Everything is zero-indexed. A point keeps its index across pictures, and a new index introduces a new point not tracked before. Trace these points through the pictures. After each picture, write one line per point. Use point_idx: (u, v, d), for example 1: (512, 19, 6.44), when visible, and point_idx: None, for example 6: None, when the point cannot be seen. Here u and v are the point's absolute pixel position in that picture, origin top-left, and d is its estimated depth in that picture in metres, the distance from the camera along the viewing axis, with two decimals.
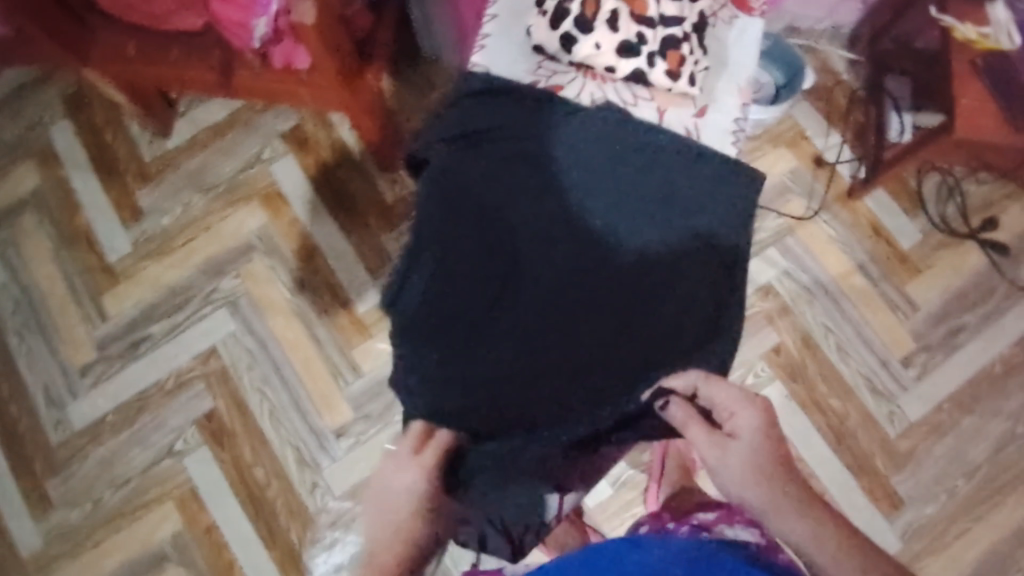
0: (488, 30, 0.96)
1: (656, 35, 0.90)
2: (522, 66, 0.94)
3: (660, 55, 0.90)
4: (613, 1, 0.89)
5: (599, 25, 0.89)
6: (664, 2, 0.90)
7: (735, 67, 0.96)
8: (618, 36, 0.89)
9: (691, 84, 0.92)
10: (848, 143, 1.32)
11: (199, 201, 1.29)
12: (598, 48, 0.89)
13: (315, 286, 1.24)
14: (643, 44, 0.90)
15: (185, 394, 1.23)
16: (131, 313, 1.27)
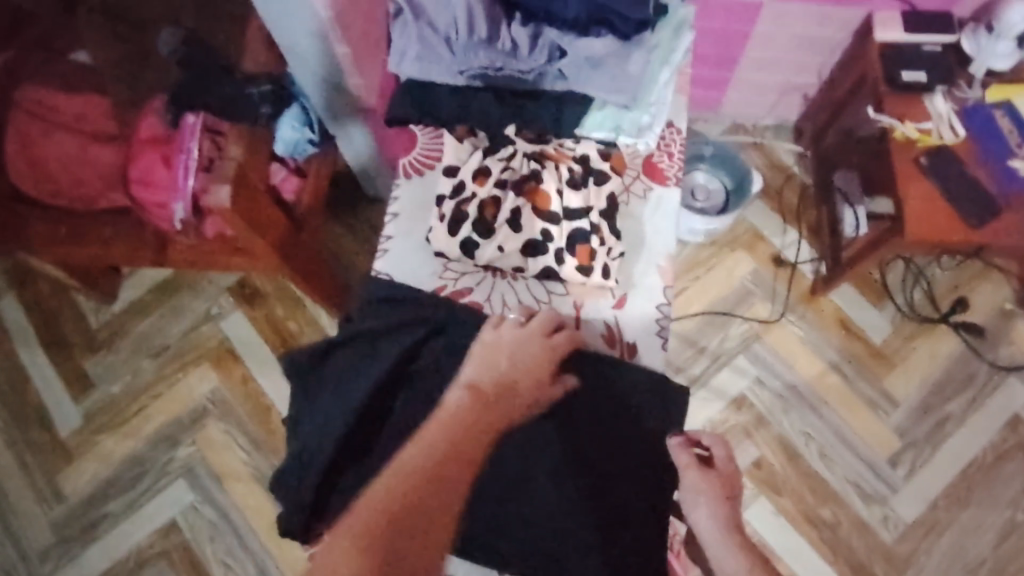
0: (391, 232, 0.91)
1: (562, 230, 0.87)
2: (427, 269, 0.89)
3: (568, 250, 0.86)
4: (512, 201, 0.86)
5: (500, 226, 0.86)
6: (566, 195, 0.87)
7: (653, 244, 0.90)
8: (521, 235, 0.86)
9: (604, 275, 0.87)
10: (805, 239, 1.30)
11: (150, 366, 1.28)
12: (501, 251, 0.85)
13: (270, 444, 1.23)
14: (548, 240, 0.86)
15: (148, 572, 1.18)
16: (87, 490, 1.23)
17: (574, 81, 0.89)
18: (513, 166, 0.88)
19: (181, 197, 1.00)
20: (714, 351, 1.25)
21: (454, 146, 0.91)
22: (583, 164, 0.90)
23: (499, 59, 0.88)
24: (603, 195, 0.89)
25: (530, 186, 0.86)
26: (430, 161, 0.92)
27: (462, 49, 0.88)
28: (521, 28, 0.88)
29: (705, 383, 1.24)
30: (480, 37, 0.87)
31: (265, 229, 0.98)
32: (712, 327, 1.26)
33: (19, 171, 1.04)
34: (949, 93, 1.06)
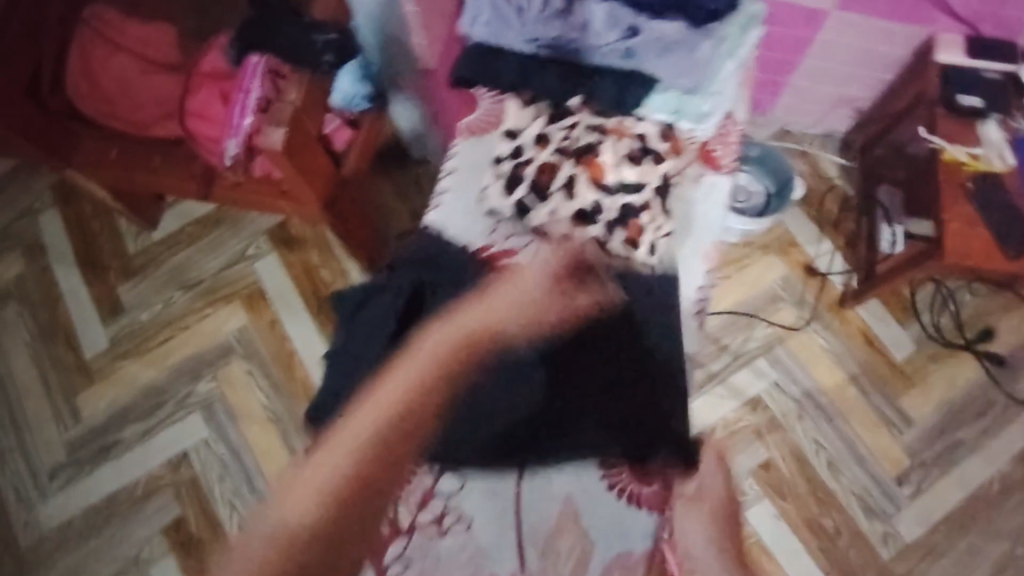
0: (444, 189, 0.92)
1: (615, 203, 0.88)
2: (474, 229, 0.90)
3: (616, 224, 0.87)
4: (569, 168, 0.88)
5: (554, 192, 0.88)
6: (621, 168, 0.88)
7: (701, 230, 0.91)
8: (574, 202, 0.87)
9: (650, 253, 0.87)
10: (839, 251, 1.30)
11: (181, 299, 1.30)
12: (553, 214, 0.88)
13: (291, 389, 1.25)
14: (598, 212, 0.87)
15: (153, 503, 1.20)
16: (105, 414, 1.25)
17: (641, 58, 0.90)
18: (572, 136, 0.90)
19: (234, 133, 1.00)
20: (735, 350, 1.26)
21: (517, 111, 0.93)
22: (642, 144, 0.90)
23: (570, 32, 0.91)
24: (657, 174, 0.89)
25: (588, 158, 0.88)
26: (490, 124, 0.93)
27: (533, 20, 0.91)
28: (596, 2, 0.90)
29: (723, 381, 1.25)
30: (557, 8, 0.91)
31: (309, 176, 0.99)
32: (736, 328, 1.27)
33: (78, 89, 1.06)
34: (1004, 122, 1.06)
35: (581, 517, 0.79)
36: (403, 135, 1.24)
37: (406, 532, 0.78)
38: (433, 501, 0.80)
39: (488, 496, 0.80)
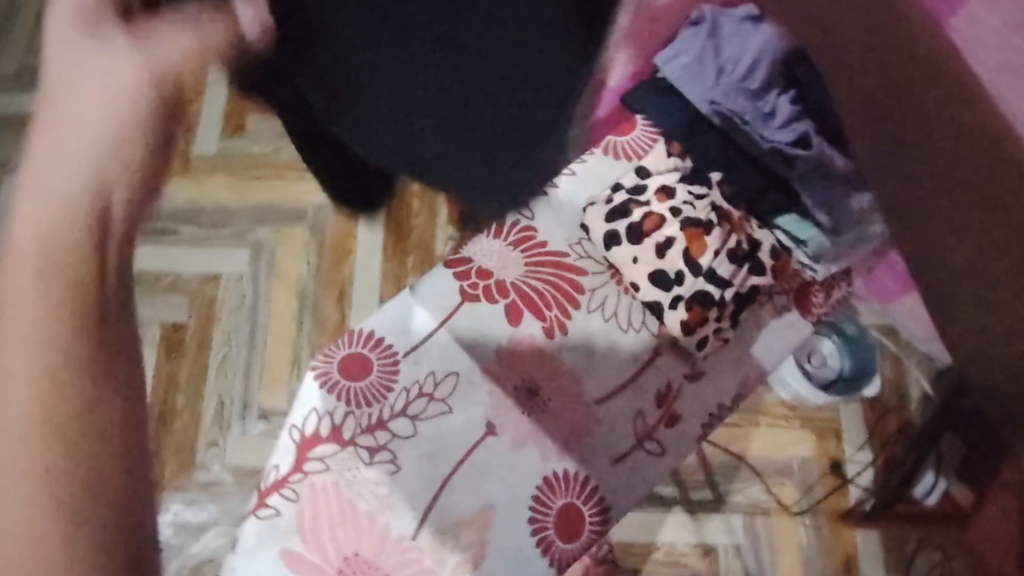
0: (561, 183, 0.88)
1: (694, 282, 0.84)
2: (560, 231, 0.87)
3: (687, 301, 0.82)
4: (671, 231, 0.85)
5: (649, 242, 0.85)
6: (720, 259, 0.84)
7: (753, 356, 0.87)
8: (660, 260, 0.84)
9: (698, 344, 0.83)
10: (873, 468, 1.20)
11: (290, 152, 1.36)
12: (633, 261, 0.84)
13: (332, 280, 1.29)
14: (676, 282, 0.84)
15: (168, 296, 1.28)
16: (174, 204, 1.33)
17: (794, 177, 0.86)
18: (693, 208, 0.85)
19: None
20: (722, 493, 1.19)
21: (660, 155, 0.88)
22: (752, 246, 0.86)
23: (749, 112, 0.86)
24: (746, 283, 0.85)
25: (696, 228, 0.84)
26: (636, 154, 0.89)
27: (728, 85, 0.87)
28: (782, 97, 0.86)
29: (693, 514, 1.18)
30: (749, 88, 0.86)
31: None
32: (733, 474, 1.20)
33: None
34: None
35: (490, 526, 0.76)
36: None
37: (343, 442, 0.76)
38: (381, 432, 0.77)
39: (428, 457, 0.77)
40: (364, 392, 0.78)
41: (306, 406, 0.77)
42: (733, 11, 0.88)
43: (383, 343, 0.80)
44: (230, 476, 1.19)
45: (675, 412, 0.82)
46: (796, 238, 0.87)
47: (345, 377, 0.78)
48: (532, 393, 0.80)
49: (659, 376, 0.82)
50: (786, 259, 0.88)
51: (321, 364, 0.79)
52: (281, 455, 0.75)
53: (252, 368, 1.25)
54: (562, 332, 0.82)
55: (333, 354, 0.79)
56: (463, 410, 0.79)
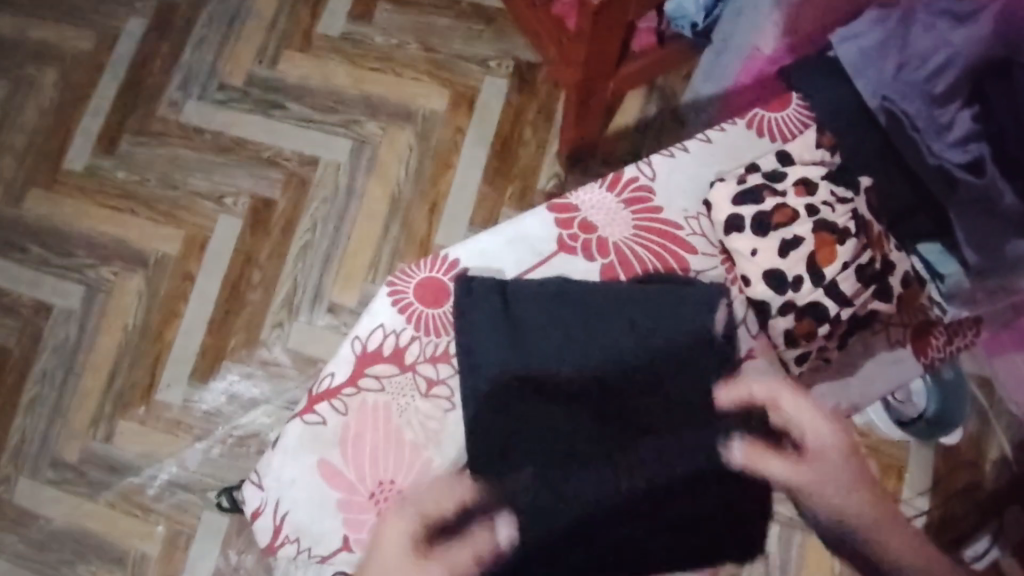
0: (690, 147, 0.77)
1: (812, 292, 0.66)
2: (680, 199, 0.76)
3: (797, 311, 0.67)
4: (799, 230, 0.66)
5: (773, 238, 0.67)
6: (847, 275, 0.66)
7: (851, 385, 0.74)
8: (780, 262, 0.67)
9: (795, 358, 0.71)
10: (927, 518, 1.15)
11: (412, 50, 1.32)
12: (751, 256, 0.67)
13: (427, 190, 1.26)
14: (793, 287, 0.67)
15: (264, 171, 1.28)
16: (289, 81, 1.32)
17: (949, 206, 0.67)
18: (833, 209, 0.66)
19: None
20: None
21: (807, 142, 0.72)
22: (885, 268, 0.68)
23: (917, 117, 0.68)
24: (865, 307, 0.68)
25: (830, 233, 0.66)
26: (786, 135, 0.76)
27: (910, 79, 0.69)
28: (965, 112, 0.68)
29: None
30: (927, 93, 0.69)
31: (592, 49, 0.96)
32: None
33: None
34: None
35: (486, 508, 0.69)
36: (705, 57, 1.12)
37: (404, 365, 0.74)
38: (443, 365, 0.74)
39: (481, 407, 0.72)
40: (442, 318, 0.76)
41: (375, 319, 0.75)
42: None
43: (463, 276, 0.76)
44: (289, 362, 1.21)
45: None
46: (934, 270, 0.70)
47: (420, 302, 0.75)
48: None
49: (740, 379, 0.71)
50: (917, 292, 0.71)
51: (396, 283, 0.76)
52: (339, 363, 0.74)
53: (330, 261, 1.24)
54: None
55: (410, 278, 0.76)
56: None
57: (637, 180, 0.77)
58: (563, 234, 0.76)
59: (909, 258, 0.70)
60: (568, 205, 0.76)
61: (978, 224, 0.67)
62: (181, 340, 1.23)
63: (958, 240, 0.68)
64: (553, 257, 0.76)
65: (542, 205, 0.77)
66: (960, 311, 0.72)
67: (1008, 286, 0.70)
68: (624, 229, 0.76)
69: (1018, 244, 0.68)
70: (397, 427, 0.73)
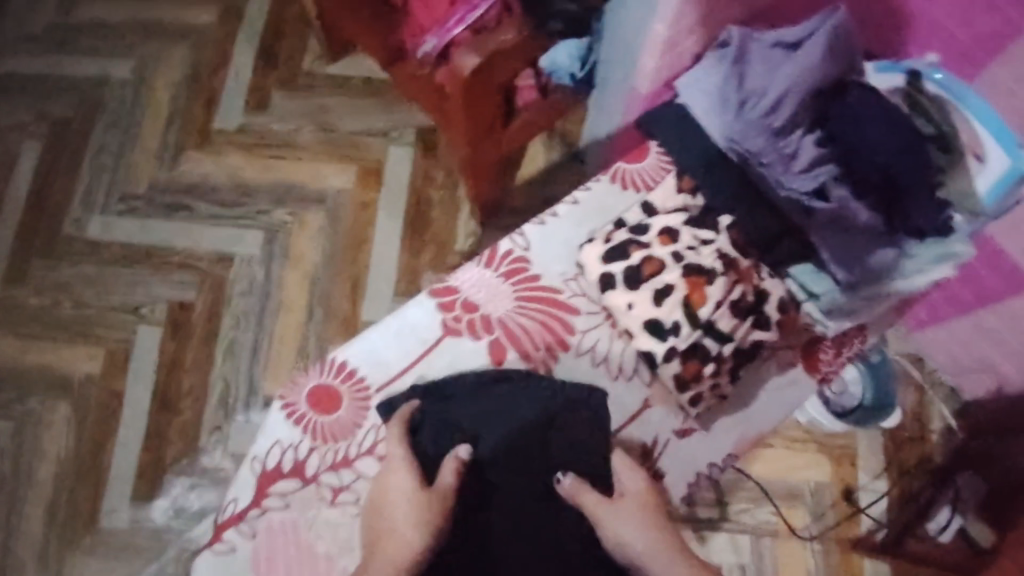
0: (560, 211, 0.79)
1: (690, 334, 0.71)
2: (557, 263, 0.78)
3: (681, 353, 0.71)
4: (668, 276, 0.72)
5: (644, 289, 0.72)
6: (721, 313, 0.71)
7: (750, 415, 0.77)
8: (654, 310, 0.71)
9: (690, 401, 0.73)
10: (887, 498, 1.18)
11: (312, 132, 1.33)
12: (628, 308, 0.72)
13: (344, 268, 1.27)
14: (674, 333, 0.71)
15: (178, 276, 1.28)
16: (193, 181, 1.33)
17: (812, 231, 0.69)
18: (697, 252, 0.72)
19: (440, 33, 0.97)
20: (727, 512, 1.17)
21: (669, 190, 0.75)
22: (759, 297, 0.72)
23: (762, 153, 0.68)
24: (748, 339, 0.72)
25: (698, 275, 0.71)
26: (647, 184, 0.78)
27: (748, 119, 0.69)
28: (808, 138, 0.68)
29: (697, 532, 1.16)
30: (769, 126, 0.68)
31: (472, 114, 0.99)
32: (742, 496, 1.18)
33: None
34: None
35: None
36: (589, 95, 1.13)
37: (306, 479, 0.73)
38: (345, 471, 0.74)
39: None
40: (333, 426, 0.75)
41: (269, 439, 0.74)
42: (770, 31, 0.71)
43: (356, 376, 0.76)
44: (231, 464, 1.20)
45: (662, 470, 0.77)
46: (807, 289, 0.73)
47: (314, 412, 0.75)
48: None
49: (647, 430, 0.76)
50: (794, 315, 0.74)
51: (287, 395, 0.75)
52: (240, 489, 0.73)
53: (259, 354, 1.24)
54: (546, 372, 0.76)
55: (301, 387, 0.75)
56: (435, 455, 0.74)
57: (513, 252, 0.78)
58: (447, 318, 0.77)
59: (783, 282, 0.73)
60: (449, 288, 0.77)
61: (839, 243, 0.69)
62: (118, 459, 1.21)
63: (826, 258, 0.70)
64: (441, 341, 0.76)
65: (425, 293, 0.78)
66: (842, 323, 0.75)
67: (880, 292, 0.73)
68: (506, 302, 0.77)
69: (883, 252, 0.69)
70: (311, 544, 0.72)
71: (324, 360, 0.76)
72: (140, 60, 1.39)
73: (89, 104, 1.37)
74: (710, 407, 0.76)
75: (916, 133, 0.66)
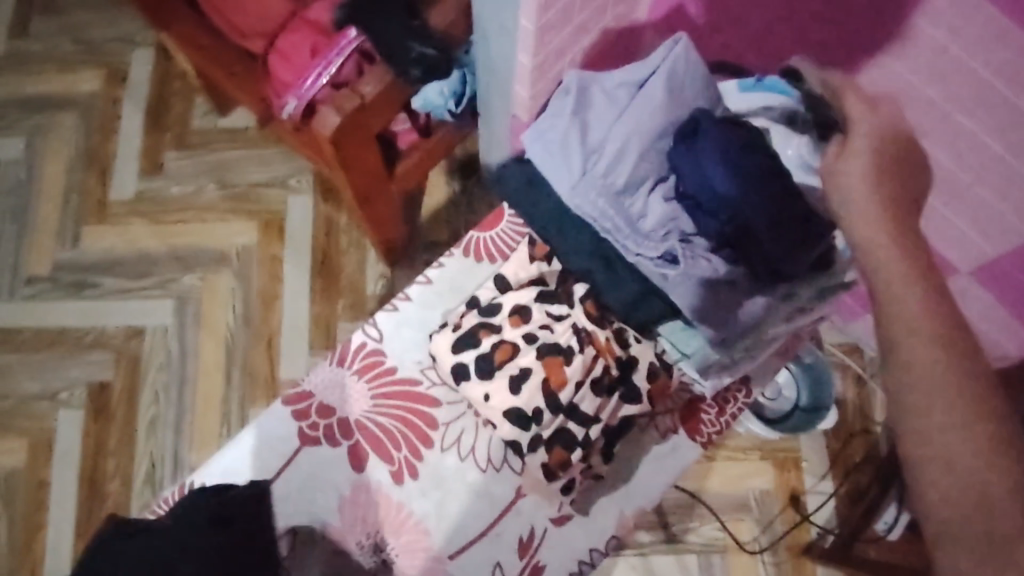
0: (412, 293, 0.78)
1: (555, 421, 0.71)
2: (413, 350, 0.76)
3: (547, 444, 0.71)
4: (527, 360, 0.72)
5: (500, 376, 0.71)
6: (583, 393, 0.72)
7: (633, 491, 0.77)
8: (514, 399, 0.71)
9: (565, 489, 0.73)
10: (836, 498, 1.16)
11: (212, 190, 1.29)
12: (484, 399, 0.71)
13: (259, 327, 1.23)
14: (535, 421, 0.71)
15: (92, 356, 1.24)
16: (97, 256, 1.28)
17: (668, 290, 0.70)
18: (552, 330, 0.73)
19: (298, 94, 0.93)
20: (674, 533, 1.15)
21: (523, 259, 0.77)
22: (624, 367, 0.74)
23: (610, 217, 0.70)
24: (616, 415, 0.74)
25: (556, 355, 0.71)
26: (503, 251, 0.80)
27: (594, 181, 0.70)
28: (653, 196, 0.70)
29: (644, 556, 1.14)
30: (613, 185, 0.70)
31: (350, 173, 0.96)
32: (685, 514, 1.15)
33: None
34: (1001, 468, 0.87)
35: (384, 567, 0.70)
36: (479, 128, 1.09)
37: None
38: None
39: None
40: None
41: None
42: (607, 82, 0.73)
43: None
44: None
45: (541, 561, 0.74)
46: (681, 349, 0.74)
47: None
48: (376, 551, 0.72)
49: (520, 522, 0.74)
50: (667, 378, 0.76)
51: None
52: None
53: (185, 427, 1.21)
54: (411, 477, 0.73)
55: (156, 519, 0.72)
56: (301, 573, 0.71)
57: (367, 344, 0.76)
58: (303, 426, 0.73)
59: (654, 343, 0.76)
60: (303, 393, 0.74)
61: (711, 305, 0.70)
62: (52, 553, 1.18)
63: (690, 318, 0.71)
64: (299, 453, 0.73)
65: (279, 400, 0.74)
66: (716, 380, 0.77)
67: (757, 337, 0.76)
68: (362, 403, 0.74)
69: (756, 303, 0.72)
70: None
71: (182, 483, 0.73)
72: (28, 136, 1.34)
73: None
74: (585, 490, 0.76)
75: (770, 165, 0.66)
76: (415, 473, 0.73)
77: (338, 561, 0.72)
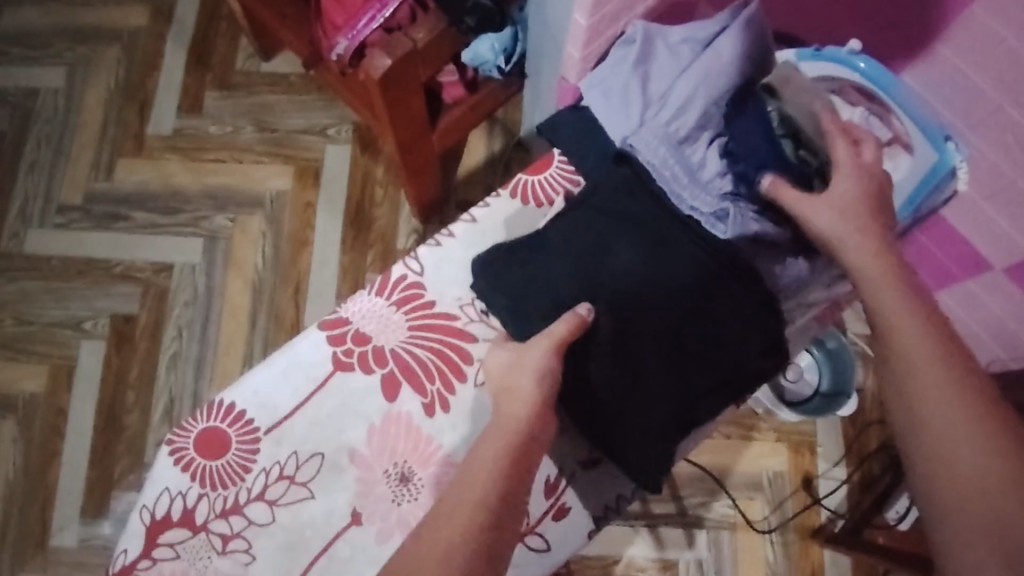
0: (456, 231, 0.78)
1: None
2: (453, 287, 0.76)
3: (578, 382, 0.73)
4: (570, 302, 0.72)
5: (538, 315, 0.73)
6: None
7: None
8: None
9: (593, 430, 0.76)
10: (848, 485, 1.16)
11: (249, 132, 1.29)
12: None
13: (286, 272, 1.24)
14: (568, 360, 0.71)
15: (120, 288, 1.25)
16: (130, 189, 1.29)
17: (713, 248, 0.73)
18: None
19: (350, 34, 0.93)
20: (684, 506, 1.15)
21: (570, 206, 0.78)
22: None
23: (670, 164, 0.71)
24: None
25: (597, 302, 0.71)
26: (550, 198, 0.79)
27: (654, 127, 0.72)
28: (712, 148, 0.72)
29: (652, 526, 1.15)
30: (674, 133, 0.72)
31: (396, 118, 0.96)
32: (699, 488, 1.16)
33: None
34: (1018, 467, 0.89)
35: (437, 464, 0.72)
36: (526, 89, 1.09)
37: (194, 528, 0.70)
38: (235, 518, 0.70)
39: (283, 551, 0.70)
40: (223, 470, 0.72)
41: (157, 488, 0.71)
42: (672, 33, 0.73)
43: (242, 419, 0.73)
44: None
45: (567, 503, 0.75)
46: None
47: (200, 456, 0.72)
48: (404, 481, 0.72)
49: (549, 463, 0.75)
50: None
51: (175, 440, 0.72)
52: (130, 539, 0.71)
53: (206, 364, 1.22)
54: (443, 411, 0.73)
55: (187, 431, 0.72)
56: (326, 498, 0.71)
57: (407, 277, 0.77)
58: (337, 351, 0.74)
59: None
60: (339, 319, 0.75)
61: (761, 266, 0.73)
62: (65, 479, 1.19)
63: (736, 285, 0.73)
64: (331, 378, 0.74)
65: (315, 326, 0.75)
66: None
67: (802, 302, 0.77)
68: (399, 334, 0.74)
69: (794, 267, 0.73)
70: None
71: (217, 398, 0.73)
72: (70, 65, 1.34)
73: (22, 115, 1.32)
74: None
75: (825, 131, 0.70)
76: (447, 407, 0.73)
77: (365, 491, 0.72)
